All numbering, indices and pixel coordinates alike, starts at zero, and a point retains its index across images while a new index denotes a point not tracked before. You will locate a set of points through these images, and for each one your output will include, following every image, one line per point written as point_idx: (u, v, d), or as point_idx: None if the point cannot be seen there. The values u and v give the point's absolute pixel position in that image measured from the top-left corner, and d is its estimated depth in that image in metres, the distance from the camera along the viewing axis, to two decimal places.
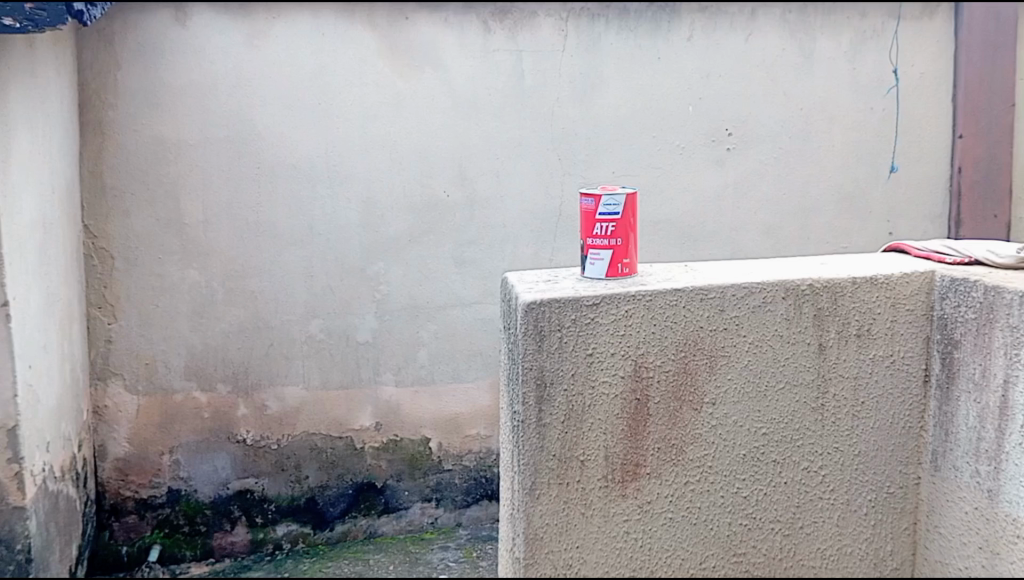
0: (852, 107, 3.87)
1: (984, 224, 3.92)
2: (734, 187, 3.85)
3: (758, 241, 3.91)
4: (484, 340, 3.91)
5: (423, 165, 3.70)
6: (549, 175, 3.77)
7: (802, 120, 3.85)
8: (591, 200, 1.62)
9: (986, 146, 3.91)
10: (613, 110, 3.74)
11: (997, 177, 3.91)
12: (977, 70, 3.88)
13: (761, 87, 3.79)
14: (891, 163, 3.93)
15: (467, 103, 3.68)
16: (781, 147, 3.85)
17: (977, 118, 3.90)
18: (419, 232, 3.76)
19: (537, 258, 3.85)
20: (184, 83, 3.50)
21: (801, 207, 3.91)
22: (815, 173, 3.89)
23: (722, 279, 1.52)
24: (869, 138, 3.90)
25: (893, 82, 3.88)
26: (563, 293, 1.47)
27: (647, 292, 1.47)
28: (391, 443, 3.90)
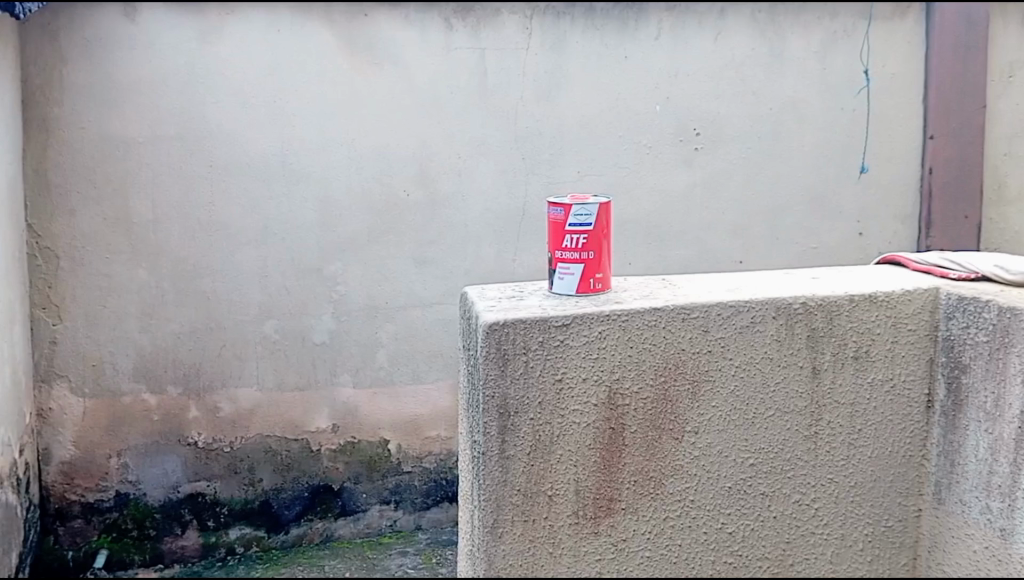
0: (828, 108, 3.76)
1: (953, 225, 3.76)
2: (706, 186, 3.73)
3: (729, 242, 3.79)
4: (446, 342, 3.76)
5: (383, 162, 3.54)
6: (512, 173, 3.63)
7: (775, 120, 3.73)
8: (561, 209, 1.47)
9: (957, 146, 3.75)
10: (580, 107, 3.60)
11: (968, 177, 3.72)
12: (948, 68, 3.73)
13: (732, 87, 3.67)
14: (862, 164, 3.82)
15: (428, 98, 3.52)
16: (753, 147, 3.73)
17: (948, 118, 3.76)
18: (379, 229, 3.60)
19: (501, 259, 3.70)
20: (133, 78, 3.31)
21: (774, 208, 3.79)
22: (791, 172, 3.77)
23: (707, 297, 1.39)
24: (844, 138, 3.79)
25: (864, 83, 3.76)
26: (529, 312, 1.34)
27: (623, 311, 1.34)
28: (348, 445, 3.75)
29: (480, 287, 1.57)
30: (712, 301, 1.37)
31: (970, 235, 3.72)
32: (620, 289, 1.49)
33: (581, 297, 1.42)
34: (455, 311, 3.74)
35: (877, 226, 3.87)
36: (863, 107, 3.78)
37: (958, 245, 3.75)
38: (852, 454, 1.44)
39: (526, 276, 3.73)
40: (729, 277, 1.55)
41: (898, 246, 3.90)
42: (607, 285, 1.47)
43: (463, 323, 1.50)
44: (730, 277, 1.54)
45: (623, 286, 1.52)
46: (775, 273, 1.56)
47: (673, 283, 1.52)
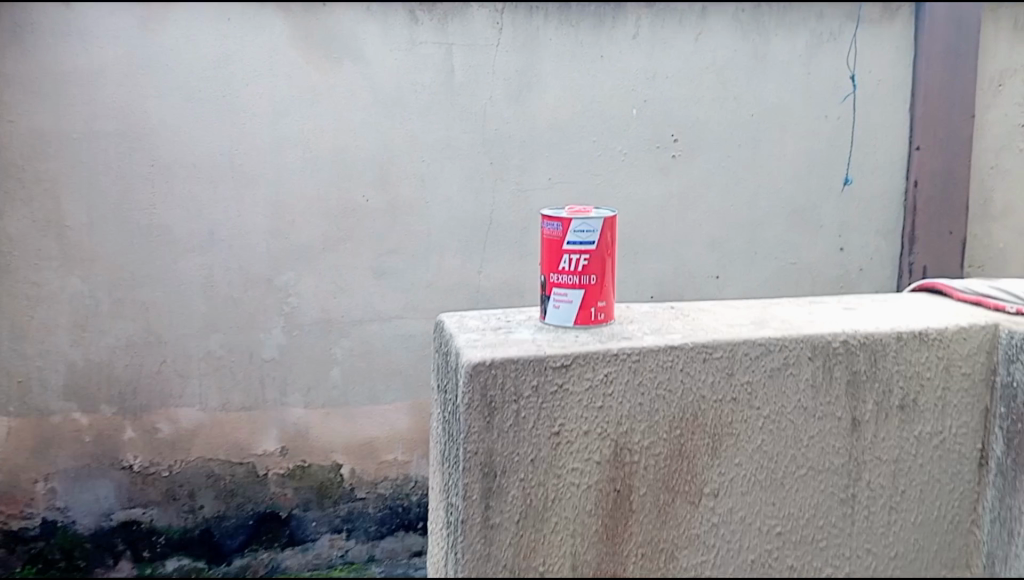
0: (807, 116, 3.50)
1: (937, 241, 3.55)
2: (683, 198, 3.50)
3: (705, 256, 3.55)
4: (405, 359, 3.47)
5: (342, 165, 3.27)
6: (480, 180, 3.37)
7: (753, 127, 3.48)
8: (559, 226, 1.24)
9: (944, 159, 3.51)
10: (552, 112, 3.35)
11: (955, 191, 3.50)
12: (938, 75, 3.47)
13: (713, 92, 3.44)
14: (846, 176, 3.57)
15: (390, 98, 3.25)
16: (729, 154, 3.49)
17: (936, 130, 3.50)
18: (335, 236, 3.32)
19: (465, 271, 3.43)
20: (67, 69, 3.03)
21: (750, 222, 3.55)
22: (770, 184, 3.53)
23: (731, 332, 1.17)
24: (824, 148, 3.54)
25: (850, 88, 3.51)
26: (520, 351, 1.11)
27: (634, 349, 1.12)
28: (298, 470, 3.44)
29: (459, 315, 1.35)
30: (737, 337, 1.15)
31: (955, 253, 3.52)
32: (624, 323, 1.27)
33: (579, 334, 1.22)
34: (416, 327, 3.45)
35: (858, 241, 3.63)
36: (847, 117, 3.53)
37: (942, 263, 3.54)
38: (895, 521, 1.22)
39: (492, 290, 3.46)
40: (750, 309, 1.33)
41: (878, 265, 3.66)
42: (611, 315, 1.27)
43: (439, 360, 1.28)
44: (751, 309, 1.33)
45: (626, 319, 1.30)
46: (801, 306, 1.35)
47: (685, 316, 1.30)
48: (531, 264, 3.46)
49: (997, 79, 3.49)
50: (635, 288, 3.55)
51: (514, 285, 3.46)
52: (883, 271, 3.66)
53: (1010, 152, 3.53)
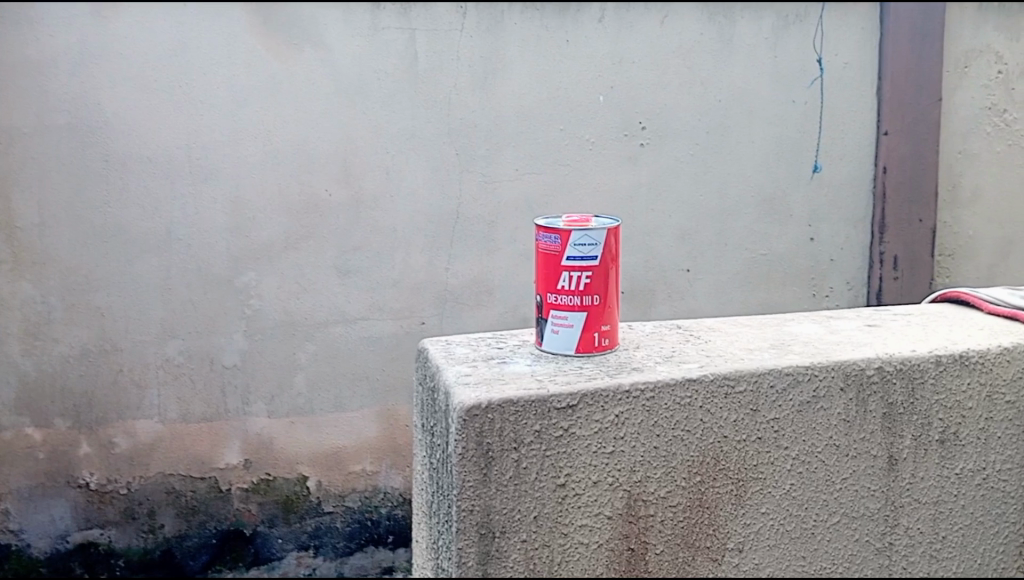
0: (773, 103, 3.06)
1: (907, 229, 3.11)
2: (651, 188, 3.05)
3: (672, 249, 3.10)
4: (374, 362, 3.08)
5: (302, 158, 2.90)
6: (445, 171, 2.97)
7: (720, 113, 3.04)
8: (559, 239, 1.09)
9: (913, 144, 3.08)
10: (518, 99, 2.95)
11: (924, 178, 3.08)
12: (905, 53, 3.03)
13: (678, 76, 3.00)
14: (816, 162, 3.12)
15: (351, 85, 2.88)
16: (699, 144, 3.05)
17: (903, 111, 3.06)
18: (297, 234, 2.94)
19: (431, 270, 3.03)
20: (14, 57, 2.71)
21: (717, 213, 3.09)
22: (738, 169, 3.08)
23: (754, 360, 1.05)
24: (791, 134, 3.09)
25: (817, 73, 3.07)
26: (521, 392, 0.98)
27: (647, 386, 1.00)
28: (262, 483, 3.11)
29: (445, 339, 1.20)
30: (760, 367, 1.03)
31: (926, 242, 3.10)
32: (630, 349, 1.14)
33: (583, 364, 1.08)
34: (382, 327, 3.06)
35: (828, 230, 3.17)
36: (816, 101, 3.08)
37: (914, 252, 3.11)
38: (936, 571, 1.10)
39: (459, 289, 3.05)
40: (767, 328, 1.20)
41: (850, 255, 3.19)
42: (616, 337, 1.14)
43: (423, 393, 1.13)
44: (768, 328, 1.20)
45: (632, 342, 1.16)
46: (821, 320, 1.22)
47: (698, 338, 1.17)
48: (499, 259, 3.05)
49: (962, 61, 3.07)
50: None
51: (483, 282, 3.05)
52: (854, 263, 3.19)
53: (977, 135, 3.12)
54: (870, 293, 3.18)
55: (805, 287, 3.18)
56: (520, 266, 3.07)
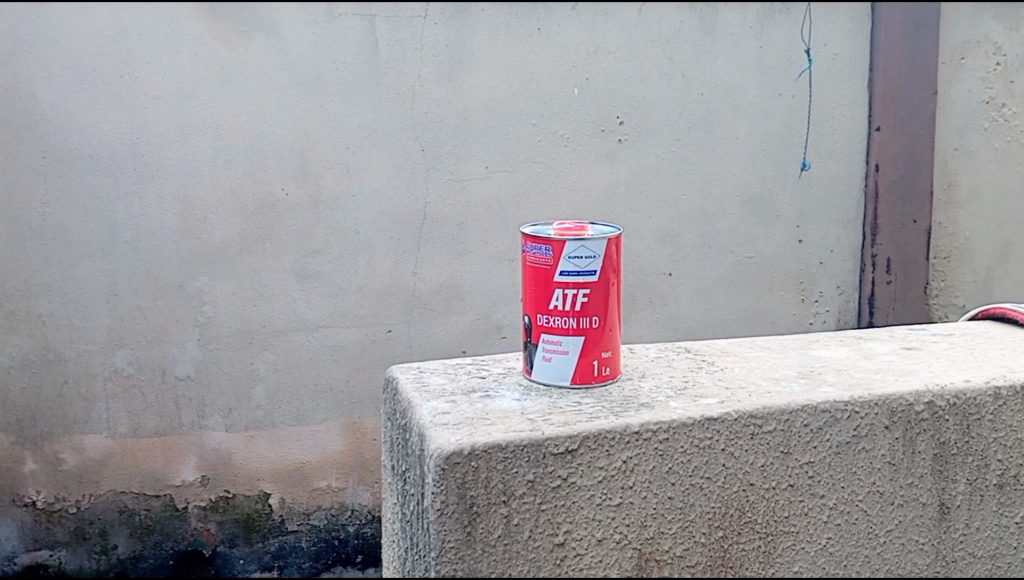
0: (759, 96, 2.91)
1: (900, 231, 2.98)
2: (630, 187, 2.87)
3: (656, 251, 2.93)
4: (337, 372, 2.87)
5: (256, 156, 2.69)
6: (409, 168, 2.77)
7: (702, 108, 2.88)
8: (551, 252, 0.93)
9: (906, 142, 2.94)
10: (487, 92, 2.76)
11: (918, 176, 2.94)
12: (898, 45, 2.91)
13: (657, 68, 2.83)
14: (804, 160, 2.98)
15: (308, 77, 2.68)
16: (680, 140, 2.88)
17: (897, 106, 2.93)
18: (250, 237, 2.73)
19: (398, 274, 2.83)
20: None
21: (701, 212, 2.93)
22: (721, 169, 2.92)
23: (785, 393, 0.93)
24: (777, 130, 2.94)
25: (805, 64, 2.93)
26: (512, 434, 0.83)
27: (664, 426, 0.86)
28: (221, 501, 2.89)
29: (416, 365, 1.04)
30: (798, 401, 0.91)
31: (921, 244, 2.96)
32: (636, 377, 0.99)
33: (581, 398, 0.93)
34: (346, 336, 2.85)
35: (817, 232, 3.03)
36: (803, 94, 2.94)
37: (909, 255, 2.98)
38: None
39: (428, 295, 2.85)
40: (791, 354, 1.08)
41: (840, 258, 3.06)
42: (617, 363, 0.99)
43: (390, 429, 0.97)
44: (790, 355, 1.08)
45: (637, 372, 1.01)
46: (851, 347, 1.12)
47: (710, 366, 1.02)
48: (470, 262, 2.85)
49: (958, 51, 2.92)
50: None
51: (452, 288, 2.86)
52: (843, 266, 3.07)
53: (975, 130, 2.96)
54: (862, 298, 3.07)
55: (793, 292, 3.05)
56: (494, 269, 2.87)
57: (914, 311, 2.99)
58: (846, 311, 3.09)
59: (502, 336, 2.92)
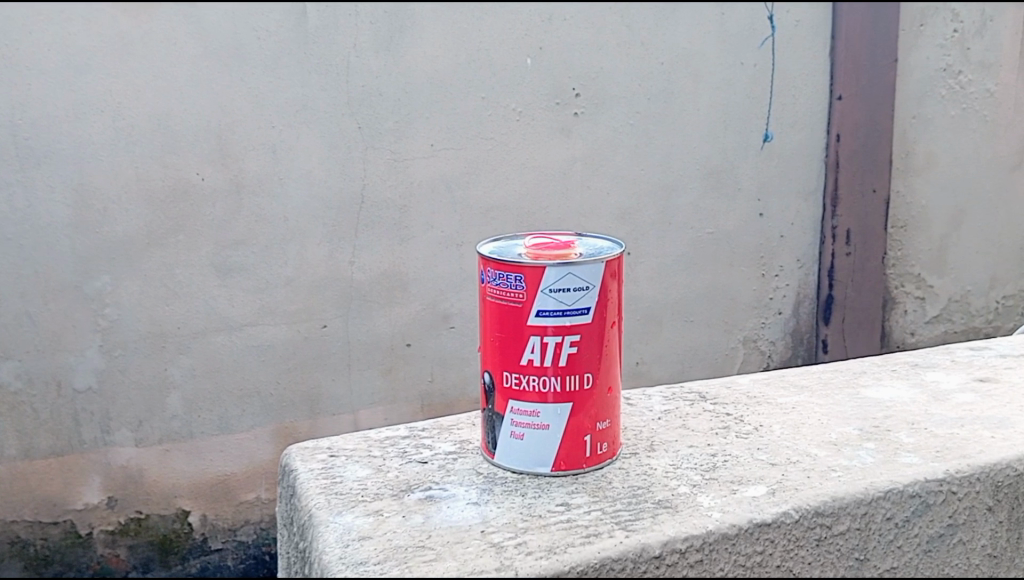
0: (720, 64, 2.47)
1: (860, 202, 2.66)
2: (587, 165, 2.35)
3: (613, 230, 2.42)
4: (269, 375, 2.18)
5: (165, 136, 2.00)
6: (344, 150, 2.13)
7: (661, 77, 2.40)
8: (526, 286, 0.80)
9: (867, 111, 2.61)
10: (430, 62, 2.15)
11: (876, 147, 2.63)
12: (861, 9, 2.56)
13: (615, 34, 2.32)
14: (766, 131, 2.57)
15: (224, 47, 2.01)
16: (639, 112, 2.38)
17: (860, 73, 2.59)
18: (160, 227, 2.04)
19: (333, 264, 2.17)
20: None
21: (661, 188, 2.46)
22: (682, 142, 2.46)
23: (864, 474, 0.83)
24: (739, 100, 2.51)
25: (768, 32, 2.50)
26: (478, 553, 0.72)
27: (705, 536, 0.75)
28: (130, 524, 2.19)
29: (321, 445, 0.94)
30: (882, 484, 0.81)
31: (880, 215, 2.67)
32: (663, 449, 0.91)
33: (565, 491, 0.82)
34: (276, 334, 2.17)
35: (778, 205, 2.63)
36: (765, 64, 2.52)
37: (867, 228, 2.67)
38: None
39: (366, 286, 2.20)
40: (841, 400, 1.02)
41: (800, 231, 2.68)
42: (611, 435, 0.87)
43: (288, 536, 0.87)
44: (844, 403, 1.00)
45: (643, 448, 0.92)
46: (913, 381, 1.06)
47: (736, 430, 0.95)
48: (413, 249, 2.22)
49: (917, 17, 2.61)
50: None
51: (395, 276, 2.22)
52: (803, 239, 2.69)
53: (931, 98, 2.65)
54: (820, 271, 2.72)
55: (753, 267, 2.64)
56: (442, 255, 2.25)
57: (872, 285, 2.70)
58: (806, 285, 2.73)
59: (450, 327, 2.29)
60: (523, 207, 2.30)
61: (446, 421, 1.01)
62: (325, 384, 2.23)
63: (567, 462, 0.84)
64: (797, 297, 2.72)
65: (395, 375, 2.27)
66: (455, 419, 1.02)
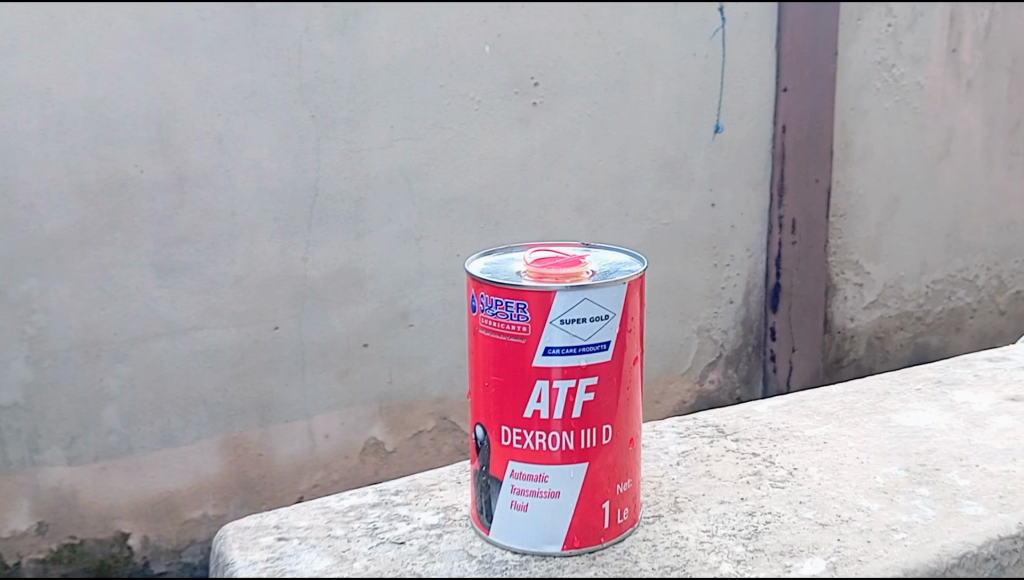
0: (676, 53, 2.41)
1: (804, 192, 2.64)
2: (546, 155, 2.27)
3: (572, 222, 2.34)
4: (214, 383, 2.04)
5: (99, 124, 1.83)
6: (297, 139, 1.99)
7: (619, 65, 2.33)
8: (530, 315, 0.78)
9: (811, 102, 2.59)
10: (387, 48, 2.04)
11: (819, 137, 2.62)
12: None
13: (574, 20, 2.24)
14: (718, 123, 2.51)
15: (166, 28, 1.86)
16: (598, 101, 2.31)
17: (805, 65, 2.56)
18: (94, 225, 1.87)
19: (284, 262, 2.04)
20: None
21: (620, 178, 2.39)
22: (639, 132, 2.39)
23: (935, 536, 0.90)
24: (692, 91, 2.46)
25: (718, 23, 2.46)
26: None
27: None
28: (63, 551, 2.02)
29: (272, 533, 0.94)
30: (957, 547, 0.88)
31: (822, 205, 2.67)
32: (703, 504, 0.97)
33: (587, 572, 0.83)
34: (224, 339, 2.02)
35: (730, 195, 2.58)
36: (717, 54, 2.47)
37: (812, 218, 2.66)
38: None
39: (322, 285, 2.08)
40: (874, 433, 1.15)
41: (750, 221, 2.64)
42: (629, 499, 0.88)
43: None
44: (881, 437, 1.13)
45: (671, 504, 0.97)
46: (945, 406, 1.23)
47: (772, 477, 1.03)
48: (370, 245, 2.11)
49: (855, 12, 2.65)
50: None
51: (351, 273, 2.10)
52: (754, 229, 2.65)
53: (868, 91, 2.73)
54: (768, 260, 2.68)
55: (706, 257, 2.59)
56: (399, 252, 2.14)
57: (815, 273, 2.70)
58: (754, 274, 2.68)
59: (409, 325, 2.19)
60: (483, 200, 2.21)
61: (425, 482, 1.06)
62: (277, 390, 2.10)
63: (579, 531, 0.84)
64: (748, 287, 2.68)
65: (352, 377, 2.16)
66: (436, 477, 1.07)
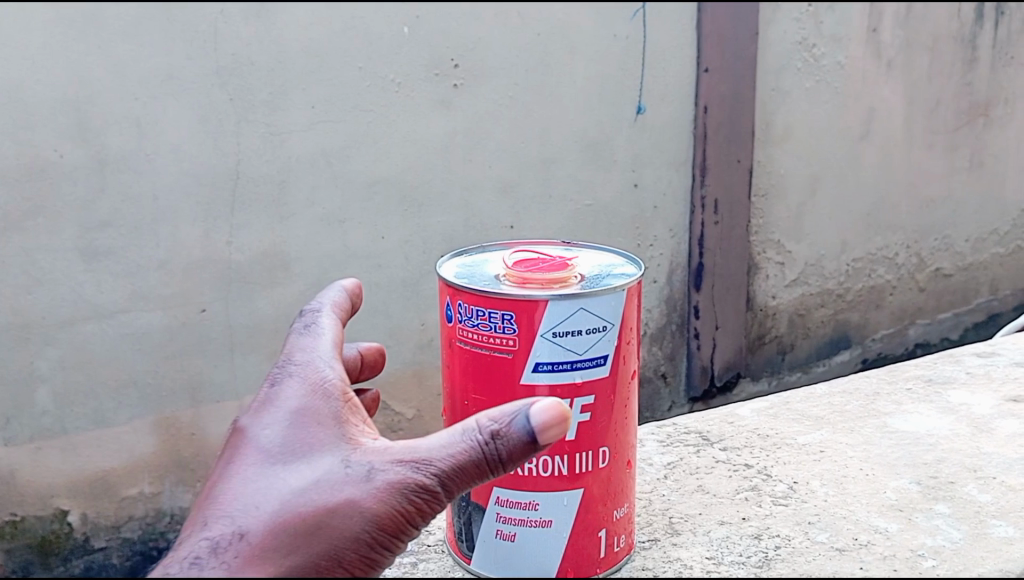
0: (595, 35, 2.48)
1: (726, 171, 2.74)
2: (467, 136, 2.33)
3: (495, 203, 2.41)
4: (142, 363, 2.07)
5: (15, 109, 1.84)
6: (216, 123, 2.02)
7: (538, 48, 2.39)
8: (517, 328, 0.83)
9: (731, 83, 2.68)
10: (307, 30, 2.08)
11: (740, 117, 2.73)
12: None
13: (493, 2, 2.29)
14: (639, 103, 2.60)
15: (80, 12, 1.87)
16: (519, 82, 2.37)
17: (724, 45, 2.65)
18: (16, 209, 1.88)
19: (208, 245, 2.07)
20: None
21: (541, 159, 2.46)
22: (560, 113, 2.46)
23: (969, 564, 0.98)
24: (612, 72, 2.53)
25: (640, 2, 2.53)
26: None
27: None
28: (5, 527, 2.06)
29: None
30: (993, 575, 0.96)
31: (744, 183, 2.77)
32: (702, 526, 1.06)
33: None
34: (150, 321, 2.05)
35: (652, 175, 2.67)
36: (637, 36, 2.55)
37: (733, 197, 2.77)
38: None
39: (246, 267, 2.12)
40: (870, 442, 1.26)
41: (673, 201, 2.73)
42: (624, 526, 0.95)
43: None
44: (880, 447, 1.24)
45: (666, 527, 1.06)
46: (945, 408, 1.36)
47: (771, 494, 1.12)
48: (293, 226, 2.16)
49: None
50: (410, 255, 2.32)
51: (275, 255, 2.15)
52: (676, 209, 2.74)
53: (790, 71, 2.83)
54: (690, 240, 2.77)
55: (630, 237, 2.67)
56: (323, 234, 2.20)
57: (737, 253, 2.81)
58: (678, 254, 2.77)
59: None
60: (405, 178, 2.26)
61: None
62: (207, 370, 2.14)
63: (572, 561, 0.90)
64: (672, 265, 2.76)
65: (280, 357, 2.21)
66: None
